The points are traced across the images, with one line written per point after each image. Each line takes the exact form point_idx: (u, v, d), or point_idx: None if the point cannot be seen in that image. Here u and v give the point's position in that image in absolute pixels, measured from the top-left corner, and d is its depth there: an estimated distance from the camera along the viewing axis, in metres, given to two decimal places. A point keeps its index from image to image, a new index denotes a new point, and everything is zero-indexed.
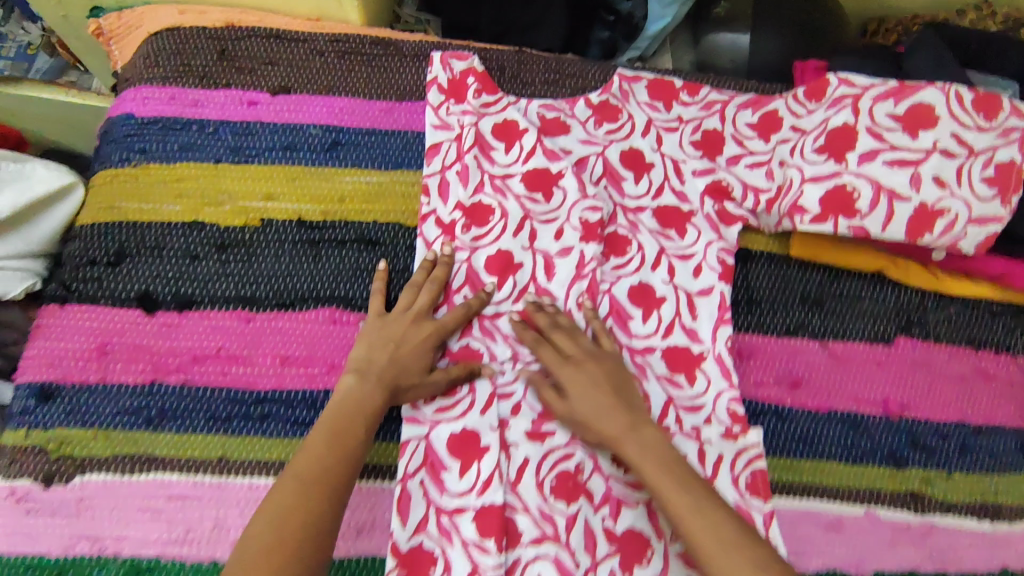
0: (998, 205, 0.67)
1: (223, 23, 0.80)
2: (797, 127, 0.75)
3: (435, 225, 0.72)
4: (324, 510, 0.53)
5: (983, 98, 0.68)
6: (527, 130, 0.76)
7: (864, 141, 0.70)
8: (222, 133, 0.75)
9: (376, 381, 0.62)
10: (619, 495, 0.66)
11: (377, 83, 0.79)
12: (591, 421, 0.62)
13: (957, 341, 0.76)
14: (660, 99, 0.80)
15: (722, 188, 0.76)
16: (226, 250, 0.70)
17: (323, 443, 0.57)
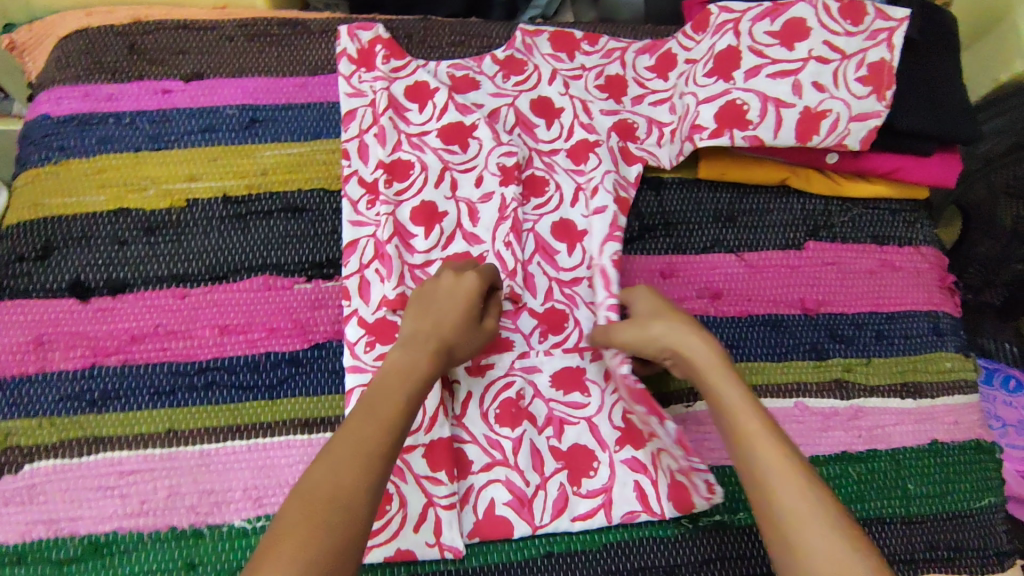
0: (874, 101, 0.72)
1: (130, 20, 0.81)
2: (692, 60, 0.80)
3: (358, 184, 0.75)
4: (357, 494, 0.48)
5: (846, 6, 0.74)
6: (439, 88, 0.80)
7: (748, 60, 0.76)
8: (139, 123, 0.76)
9: (426, 346, 0.59)
10: (562, 415, 0.68)
11: (289, 61, 0.81)
12: (673, 337, 0.59)
13: (861, 239, 0.81)
14: (560, 49, 0.83)
15: (627, 126, 0.80)
16: (155, 232, 0.72)
17: (364, 415, 0.52)
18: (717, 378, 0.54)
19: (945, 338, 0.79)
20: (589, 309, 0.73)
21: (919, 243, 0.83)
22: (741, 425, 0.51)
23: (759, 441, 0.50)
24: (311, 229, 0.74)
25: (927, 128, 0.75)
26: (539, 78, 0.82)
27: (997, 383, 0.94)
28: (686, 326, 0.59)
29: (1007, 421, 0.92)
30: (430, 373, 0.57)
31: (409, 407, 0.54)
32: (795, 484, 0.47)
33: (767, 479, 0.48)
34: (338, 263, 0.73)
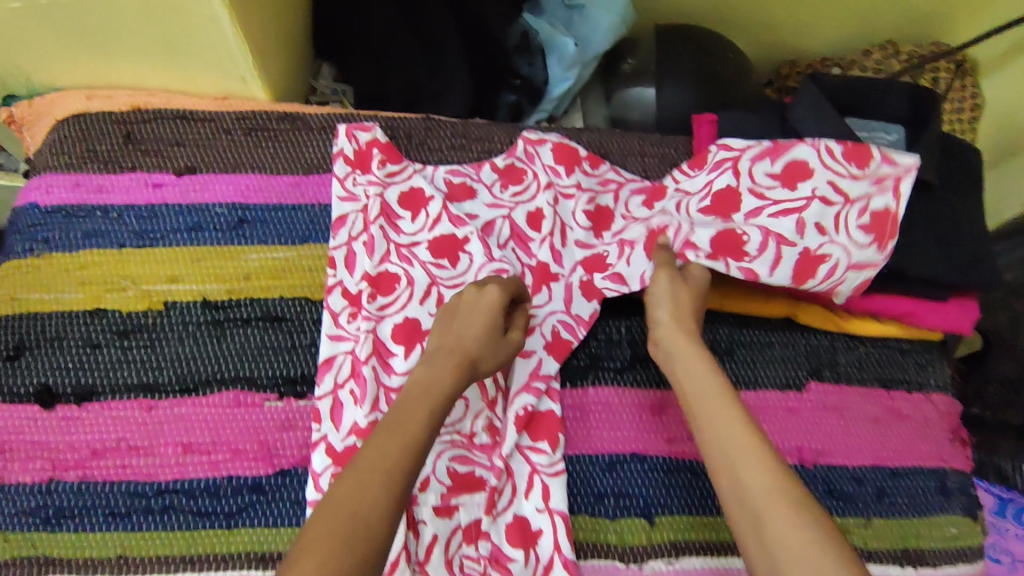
0: (874, 252, 0.68)
1: (129, 106, 0.80)
2: (685, 190, 0.77)
3: (342, 295, 0.73)
4: (374, 503, 0.47)
5: (853, 150, 0.69)
6: (433, 197, 0.77)
7: (748, 201, 0.72)
8: (126, 218, 0.75)
9: (451, 360, 0.60)
10: (542, 559, 0.65)
11: (284, 158, 0.79)
12: (672, 340, 0.64)
13: (869, 382, 0.77)
14: (561, 163, 0.81)
15: (596, 261, 0.77)
16: (129, 337, 0.70)
17: (388, 435, 0.52)
18: (696, 371, 0.61)
19: (951, 499, 0.75)
20: (523, 454, 0.69)
21: (930, 389, 0.78)
22: (709, 415, 0.57)
23: (728, 428, 0.55)
24: (288, 342, 0.71)
25: (943, 277, 0.70)
26: (538, 188, 0.79)
27: (1009, 515, 0.86)
28: (685, 332, 0.64)
29: (1018, 558, 0.81)
30: (452, 384, 0.58)
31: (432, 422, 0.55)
32: (759, 467, 0.52)
33: (726, 461, 0.53)
34: (312, 380, 0.70)
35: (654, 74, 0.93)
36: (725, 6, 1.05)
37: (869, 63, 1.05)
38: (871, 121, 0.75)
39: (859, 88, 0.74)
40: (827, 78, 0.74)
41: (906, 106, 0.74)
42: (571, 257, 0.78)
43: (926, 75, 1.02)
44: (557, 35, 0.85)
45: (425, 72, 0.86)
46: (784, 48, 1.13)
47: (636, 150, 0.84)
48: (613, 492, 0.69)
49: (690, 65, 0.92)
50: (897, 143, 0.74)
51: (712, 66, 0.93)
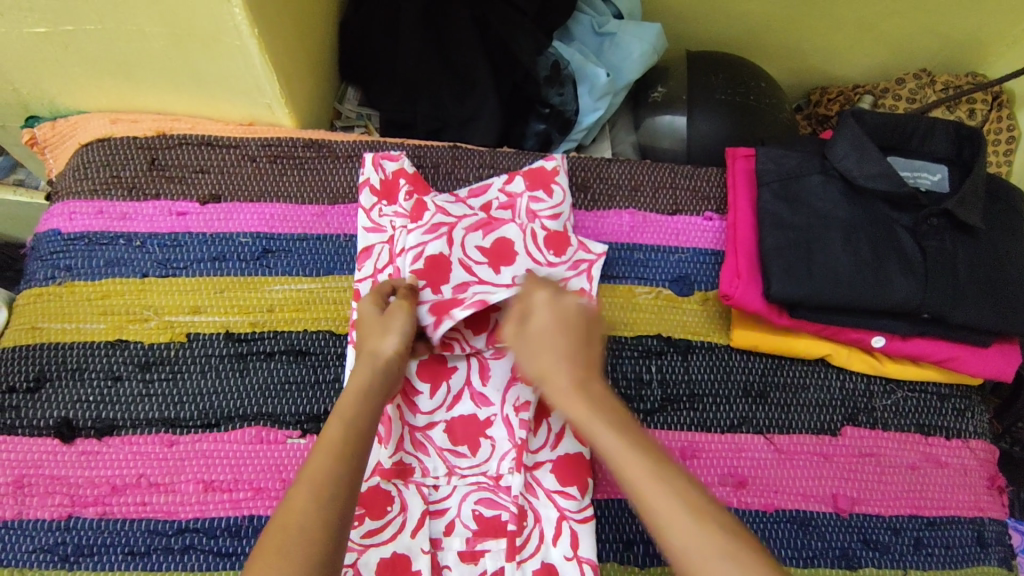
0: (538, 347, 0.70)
1: (153, 132, 0.80)
2: (449, 239, 0.71)
3: None
4: (309, 504, 0.49)
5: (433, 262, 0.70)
6: None
7: (456, 274, 0.70)
8: (150, 246, 0.74)
9: (360, 365, 0.60)
10: None
11: (310, 187, 0.78)
12: (537, 366, 0.57)
13: (906, 427, 0.75)
14: (536, 188, 0.77)
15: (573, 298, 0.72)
16: (150, 369, 0.69)
17: (317, 445, 0.53)
18: (588, 415, 0.53)
19: (989, 549, 0.72)
20: (551, 499, 0.66)
21: (968, 435, 0.76)
22: (622, 466, 0.49)
23: (639, 478, 0.48)
24: (311, 377, 0.70)
25: (986, 325, 0.68)
26: (524, 220, 0.76)
27: None
28: (542, 347, 0.57)
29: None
30: (371, 386, 0.58)
31: (352, 425, 0.55)
32: (683, 521, 0.46)
33: (655, 516, 0.47)
34: None
35: (685, 103, 0.92)
36: (755, 33, 1.04)
37: (903, 92, 1.04)
38: (914, 160, 0.73)
39: (900, 125, 0.73)
40: (868, 115, 0.72)
41: (948, 145, 0.73)
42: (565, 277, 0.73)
43: (962, 106, 1.01)
44: (588, 65, 0.84)
45: (454, 99, 0.85)
46: (813, 74, 1.11)
47: (667, 182, 0.83)
48: (643, 539, 0.67)
49: (721, 96, 0.91)
50: (939, 186, 0.72)
51: (744, 97, 0.92)
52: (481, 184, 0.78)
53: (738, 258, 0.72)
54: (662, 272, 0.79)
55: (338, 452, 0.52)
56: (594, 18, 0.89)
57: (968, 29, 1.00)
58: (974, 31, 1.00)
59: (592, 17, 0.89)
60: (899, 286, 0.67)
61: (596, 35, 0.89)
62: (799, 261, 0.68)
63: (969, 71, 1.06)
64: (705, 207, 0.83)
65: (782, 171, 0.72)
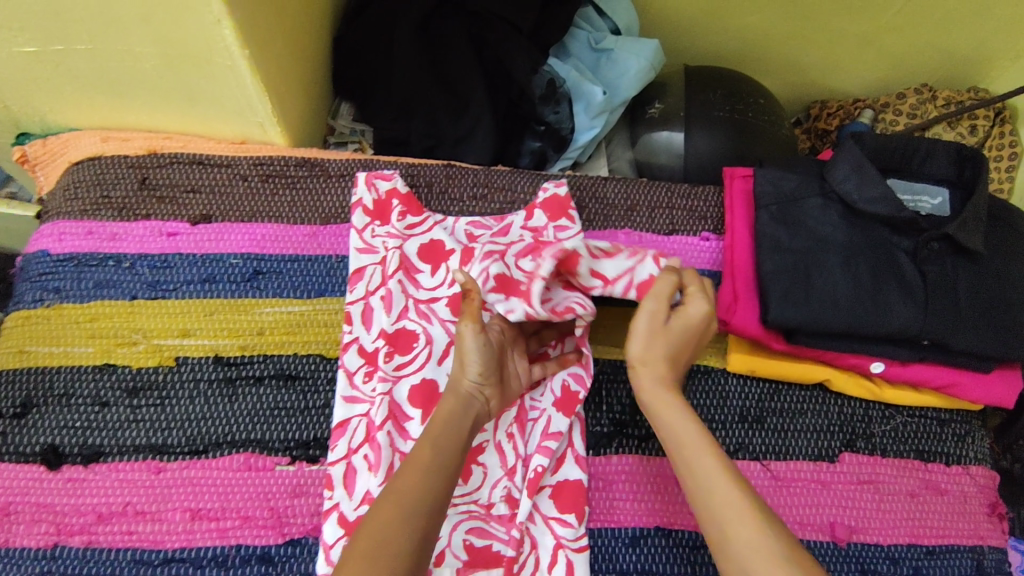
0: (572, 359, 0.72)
1: (145, 150, 0.79)
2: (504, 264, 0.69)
3: (357, 353, 0.70)
4: (404, 516, 0.50)
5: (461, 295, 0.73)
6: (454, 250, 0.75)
7: None
8: (139, 268, 0.73)
9: (449, 400, 0.60)
10: None
11: (302, 206, 0.77)
12: (647, 370, 0.63)
13: (905, 453, 0.74)
14: (559, 218, 0.77)
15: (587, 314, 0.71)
16: (138, 394, 0.68)
17: (405, 467, 0.54)
18: (675, 419, 0.60)
19: None
20: (547, 525, 0.65)
21: (968, 462, 0.75)
22: (696, 465, 0.57)
23: (713, 478, 0.55)
24: (302, 402, 0.69)
25: (989, 352, 0.67)
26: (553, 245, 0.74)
27: None
28: (660, 358, 0.63)
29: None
30: (451, 420, 0.58)
31: (437, 453, 0.55)
32: (745, 515, 0.52)
33: (720, 508, 0.54)
34: (326, 443, 0.68)
35: (683, 119, 0.91)
36: (754, 46, 1.03)
37: (905, 107, 1.03)
38: (914, 182, 0.72)
39: (901, 147, 0.71)
40: (868, 137, 0.71)
41: (950, 168, 0.71)
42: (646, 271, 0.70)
43: (963, 122, 1.00)
44: (585, 82, 0.83)
45: (448, 117, 0.84)
46: (813, 87, 1.10)
47: (663, 202, 0.82)
48: (638, 569, 0.66)
49: (719, 113, 0.90)
50: (943, 209, 0.71)
51: (743, 114, 0.91)
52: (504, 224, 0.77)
53: (734, 280, 0.71)
54: None
55: (429, 475, 0.53)
56: (592, 34, 0.88)
57: (971, 44, 0.99)
58: (976, 46, 0.99)
59: (589, 34, 0.88)
60: (900, 313, 0.65)
61: (593, 52, 0.88)
62: (798, 287, 0.66)
63: (971, 86, 1.05)
64: (702, 226, 0.81)
65: (780, 193, 0.71)
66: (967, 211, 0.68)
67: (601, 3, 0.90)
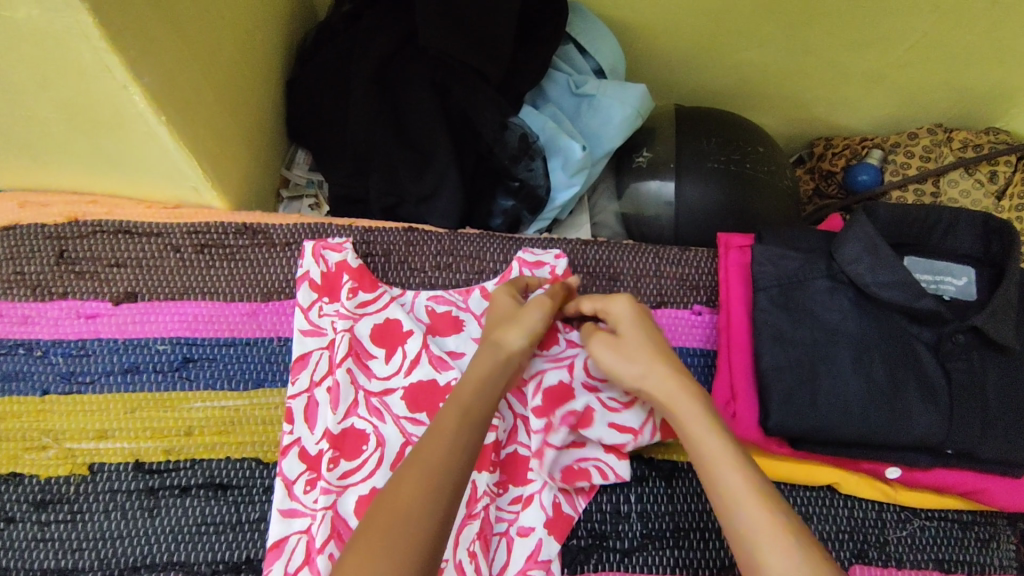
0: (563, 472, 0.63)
1: (64, 218, 0.69)
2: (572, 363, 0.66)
3: (298, 459, 0.61)
4: (409, 524, 0.44)
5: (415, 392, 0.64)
6: (412, 332, 0.66)
7: None
8: (53, 357, 0.64)
9: (486, 350, 0.58)
10: None
11: (241, 280, 0.69)
12: (653, 378, 0.57)
13: (923, 563, 0.65)
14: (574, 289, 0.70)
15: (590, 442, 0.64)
16: (47, 508, 0.60)
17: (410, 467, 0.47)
18: (699, 432, 0.52)
19: None
20: None
21: (994, 571, 0.66)
22: (723, 480, 0.49)
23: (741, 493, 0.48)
24: (232, 516, 0.60)
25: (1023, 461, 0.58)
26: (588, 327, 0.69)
27: None
28: (653, 366, 0.58)
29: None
30: (488, 376, 0.55)
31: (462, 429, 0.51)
32: (779, 540, 0.45)
33: (751, 533, 0.46)
34: (259, 566, 0.59)
35: (674, 170, 0.82)
36: (752, 83, 0.94)
37: (919, 148, 0.94)
38: (935, 261, 0.64)
39: (919, 219, 0.63)
40: (881, 209, 0.63)
41: (975, 243, 0.63)
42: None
43: (982, 166, 0.92)
44: (561, 136, 0.74)
45: (409, 175, 0.75)
46: (817, 125, 1.00)
47: (651, 270, 0.73)
48: None
49: (713, 163, 0.81)
50: (965, 291, 0.62)
51: (741, 164, 0.82)
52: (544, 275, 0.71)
53: (731, 370, 0.62)
54: None
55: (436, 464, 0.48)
56: (572, 77, 0.79)
57: (991, 82, 0.90)
58: (998, 84, 0.90)
59: (569, 77, 0.80)
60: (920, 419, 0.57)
61: (573, 97, 0.79)
62: (800, 391, 0.58)
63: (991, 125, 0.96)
64: (694, 298, 0.73)
65: (781, 274, 0.62)
66: (996, 297, 0.59)
67: (583, 43, 0.81)
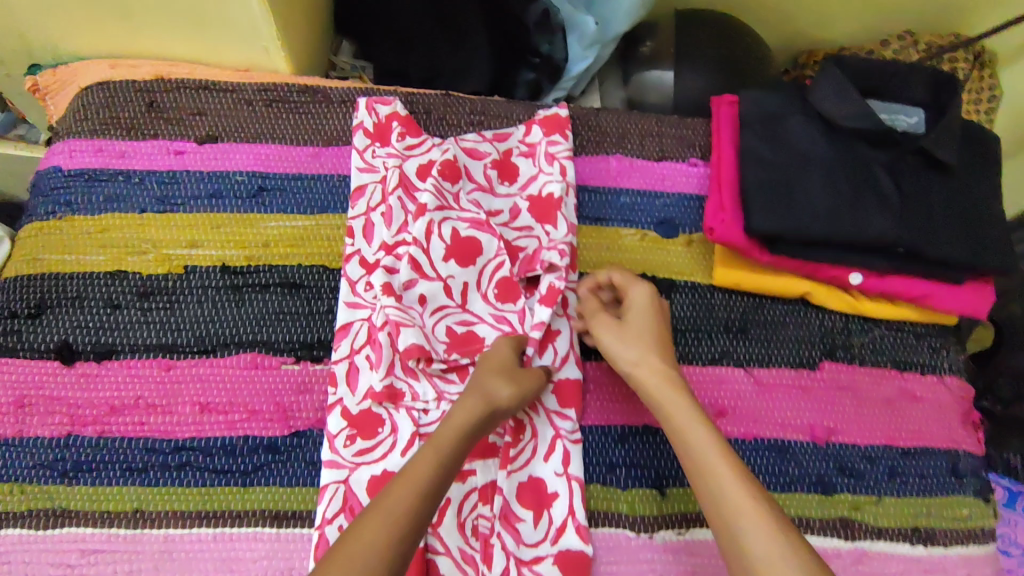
0: (457, 311, 0.71)
1: (153, 76, 0.81)
2: (441, 208, 0.73)
3: (359, 264, 0.73)
4: (379, 541, 0.50)
5: (448, 167, 0.76)
6: (455, 158, 0.77)
7: (485, 199, 0.77)
8: (148, 183, 0.76)
9: (471, 396, 0.61)
10: (558, 522, 0.65)
11: (304, 128, 0.80)
12: (645, 367, 0.65)
13: (882, 363, 0.77)
14: (553, 132, 0.81)
15: (456, 288, 0.72)
16: (149, 298, 0.71)
17: (400, 478, 0.54)
18: (686, 423, 0.61)
19: (963, 480, 0.74)
20: (548, 418, 0.69)
21: (943, 372, 0.78)
22: (706, 462, 0.58)
23: (722, 470, 0.57)
24: (306, 308, 0.72)
25: (958, 259, 0.71)
26: (547, 158, 0.79)
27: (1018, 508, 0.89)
28: (657, 359, 0.66)
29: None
30: (470, 429, 0.59)
31: (437, 469, 0.55)
32: (754, 513, 0.53)
33: (733, 509, 0.54)
34: (329, 344, 0.71)
35: (672, 58, 0.94)
36: None
37: (888, 52, 1.06)
38: (892, 103, 0.76)
39: (879, 70, 0.75)
40: (847, 59, 0.75)
41: (925, 89, 0.75)
42: (500, 270, 0.73)
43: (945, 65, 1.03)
44: (577, 14, 0.87)
45: (445, 51, 0.87)
46: (800, 36, 1.13)
47: (654, 130, 0.85)
48: (625, 463, 0.70)
49: (707, 51, 0.93)
50: (919, 125, 0.75)
51: (730, 53, 0.94)
52: (504, 130, 0.81)
53: (721, 193, 0.73)
54: (648, 215, 0.81)
55: (418, 496, 0.53)
56: None
57: None
58: None
59: None
60: (875, 220, 0.69)
61: None
62: (780, 199, 0.70)
63: (955, 34, 1.08)
64: (691, 153, 0.84)
65: (764, 112, 0.74)
66: (940, 126, 0.71)
67: None
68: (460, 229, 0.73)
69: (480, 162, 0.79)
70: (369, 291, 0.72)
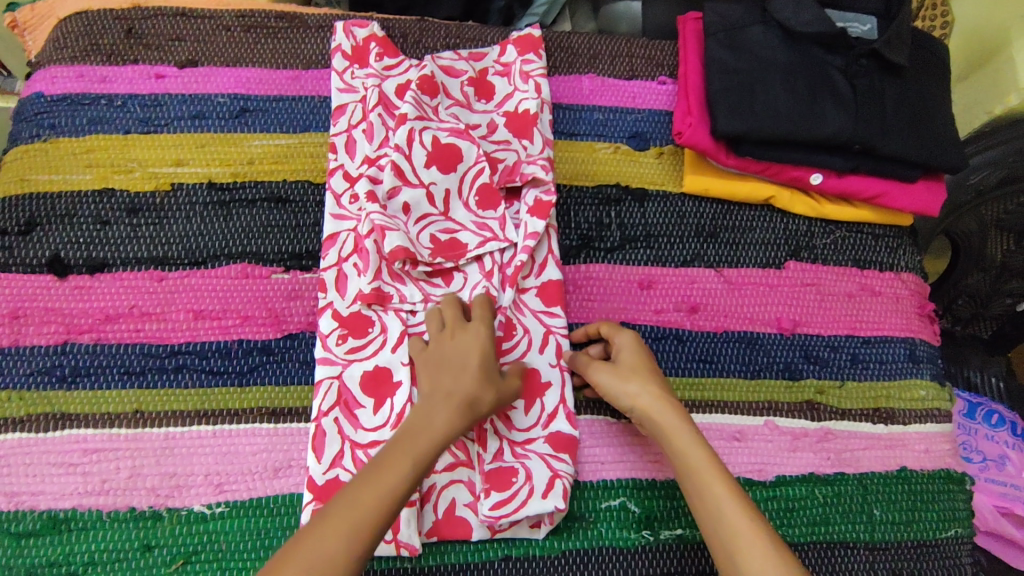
0: (439, 217, 0.74)
1: (129, 4, 0.82)
2: (421, 118, 0.76)
3: (343, 178, 0.75)
4: (340, 547, 0.50)
5: (427, 83, 0.78)
6: (433, 74, 0.79)
7: (464, 114, 0.80)
8: (130, 106, 0.77)
9: (452, 403, 0.58)
10: (550, 408, 0.69)
11: (282, 53, 0.82)
12: (644, 400, 0.63)
13: (844, 262, 0.82)
14: (528, 53, 0.83)
15: (438, 196, 0.74)
16: (137, 214, 0.73)
17: (369, 476, 0.53)
18: (688, 447, 0.60)
19: (920, 365, 0.79)
20: (538, 317, 0.73)
21: (900, 270, 0.83)
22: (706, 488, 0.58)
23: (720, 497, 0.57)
24: (292, 221, 0.74)
25: (910, 155, 0.75)
26: (522, 77, 0.82)
27: (980, 417, 0.91)
28: (653, 387, 0.64)
29: (988, 456, 0.89)
30: (444, 432, 0.57)
31: (409, 471, 0.54)
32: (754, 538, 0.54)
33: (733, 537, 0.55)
34: (316, 255, 0.74)
35: None
36: None
37: None
38: (846, 12, 0.79)
39: None
40: None
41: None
42: (479, 176, 0.76)
43: None
44: None
45: None
46: None
47: (623, 51, 0.88)
48: None
49: None
50: (872, 32, 0.78)
51: None
52: (480, 50, 0.84)
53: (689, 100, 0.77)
54: (620, 130, 0.84)
55: (387, 499, 0.52)
56: None
57: None
58: None
59: None
60: (831, 119, 0.73)
61: None
62: (742, 101, 0.74)
63: None
64: (659, 72, 0.88)
65: (727, 23, 0.78)
66: (891, 30, 0.75)
67: None
68: (440, 139, 0.75)
69: (457, 80, 0.81)
70: (354, 202, 0.74)
